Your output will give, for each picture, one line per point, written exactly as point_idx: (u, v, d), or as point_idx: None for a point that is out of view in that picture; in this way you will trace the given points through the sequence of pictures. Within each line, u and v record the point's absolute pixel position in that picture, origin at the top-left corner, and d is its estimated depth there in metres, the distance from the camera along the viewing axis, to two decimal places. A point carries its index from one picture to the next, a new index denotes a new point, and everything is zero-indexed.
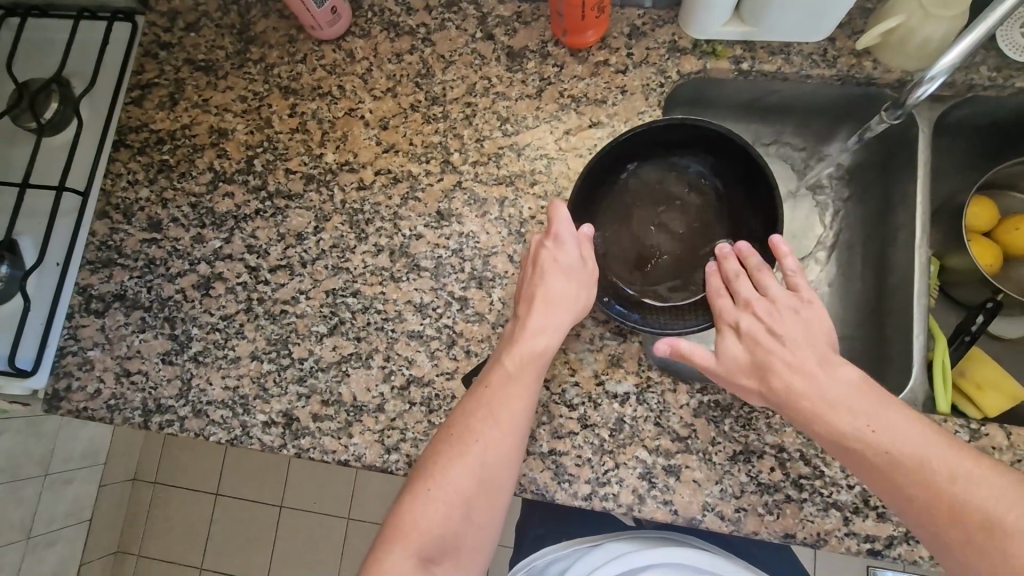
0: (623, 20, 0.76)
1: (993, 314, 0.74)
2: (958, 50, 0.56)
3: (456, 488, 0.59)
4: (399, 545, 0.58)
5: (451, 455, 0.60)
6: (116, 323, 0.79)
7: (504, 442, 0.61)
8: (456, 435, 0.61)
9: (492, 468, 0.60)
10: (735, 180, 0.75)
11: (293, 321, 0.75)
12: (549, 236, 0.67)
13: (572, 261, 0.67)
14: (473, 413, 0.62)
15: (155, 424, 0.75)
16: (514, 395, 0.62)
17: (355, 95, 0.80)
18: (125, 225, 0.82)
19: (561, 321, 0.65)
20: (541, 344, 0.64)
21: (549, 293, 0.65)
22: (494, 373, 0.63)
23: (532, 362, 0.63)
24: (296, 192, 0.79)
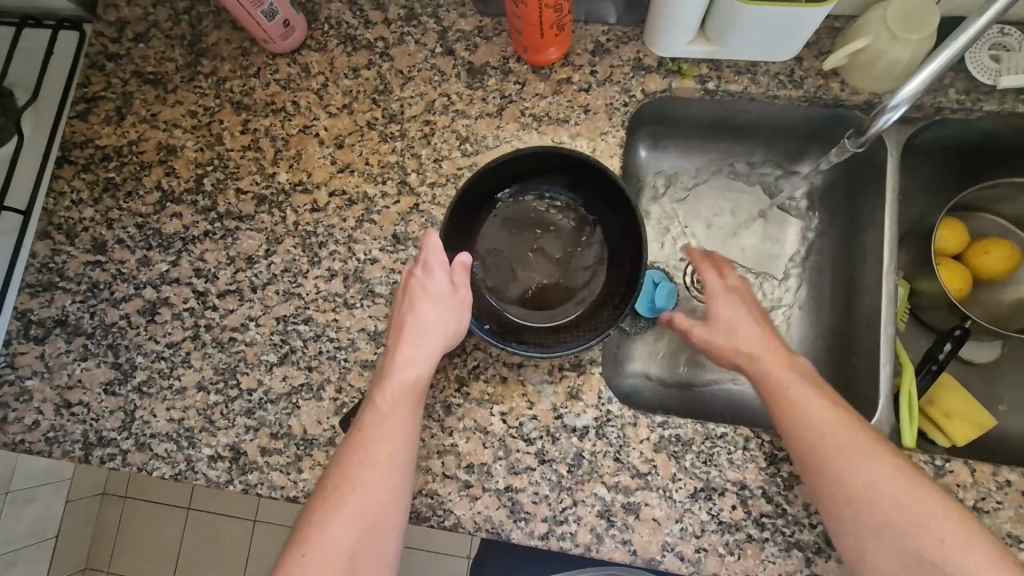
0: (587, 37, 0.74)
1: (960, 342, 0.71)
2: (919, 79, 0.54)
3: (335, 546, 0.53)
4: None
5: (326, 511, 0.55)
6: (57, 351, 0.75)
7: (382, 483, 0.56)
8: (332, 489, 0.56)
9: (374, 515, 0.55)
10: (603, 207, 0.71)
11: (241, 348, 0.72)
12: (418, 264, 0.61)
13: (442, 289, 0.61)
14: (349, 459, 0.57)
15: (96, 459, 0.72)
16: (390, 434, 0.57)
17: (309, 112, 0.77)
18: (67, 246, 0.78)
19: (434, 352, 0.61)
20: (413, 379, 0.60)
21: (418, 325, 0.60)
22: (367, 412, 0.59)
23: (405, 395, 0.59)
24: (247, 214, 0.75)
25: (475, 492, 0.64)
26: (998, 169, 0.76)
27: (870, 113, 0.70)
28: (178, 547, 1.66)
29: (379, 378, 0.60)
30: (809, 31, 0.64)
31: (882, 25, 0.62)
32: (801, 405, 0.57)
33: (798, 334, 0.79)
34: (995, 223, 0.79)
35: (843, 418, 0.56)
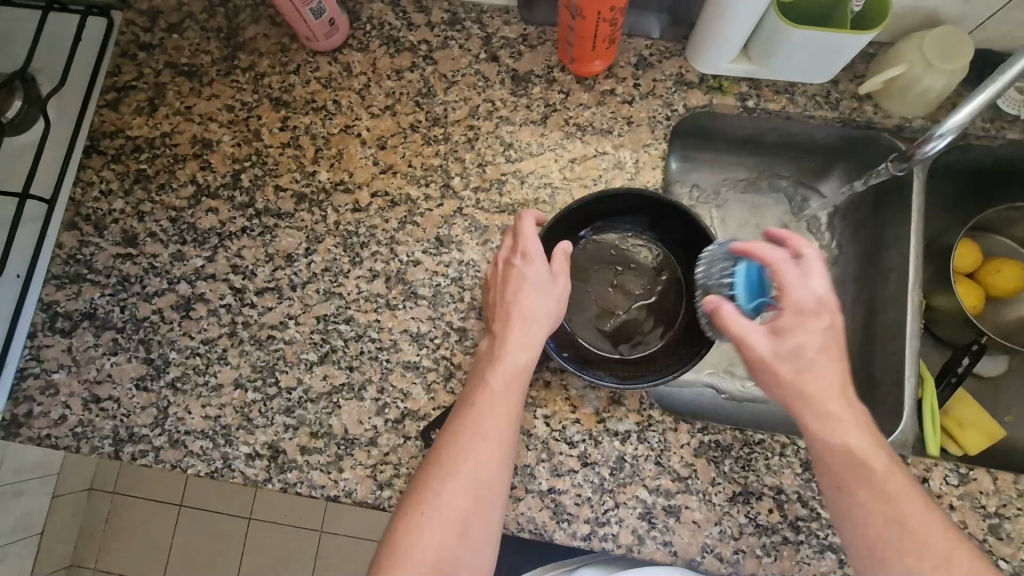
0: (630, 50, 0.75)
1: (977, 356, 0.77)
2: (966, 110, 0.59)
3: (450, 507, 0.52)
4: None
5: (437, 475, 0.53)
6: (85, 344, 0.73)
7: (498, 451, 0.55)
8: (443, 458, 0.54)
9: (486, 479, 0.54)
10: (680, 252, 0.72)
11: (280, 347, 0.72)
12: (518, 253, 0.62)
13: (546, 279, 0.62)
14: (458, 431, 0.55)
15: (127, 455, 0.70)
16: (501, 409, 0.56)
17: (351, 111, 0.77)
18: (96, 237, 0.76)
19: (543, 334, 0.60)
20: (526, 356, 0.59)
21: (526, 311, 0.60)
22: (477, 388, 0.57)
23: (515, 376, 0.58)
24: (286, 211, 0.75)
25: (519, 493, 0.66)
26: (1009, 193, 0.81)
27: (898, 137, 0.74)
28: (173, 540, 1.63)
29: (490, 358, 0.59)
30: (847, 57, 0.67)
31: (919, 53, 0.66)
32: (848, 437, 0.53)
33: None
34: (1003, 244, 0.84)
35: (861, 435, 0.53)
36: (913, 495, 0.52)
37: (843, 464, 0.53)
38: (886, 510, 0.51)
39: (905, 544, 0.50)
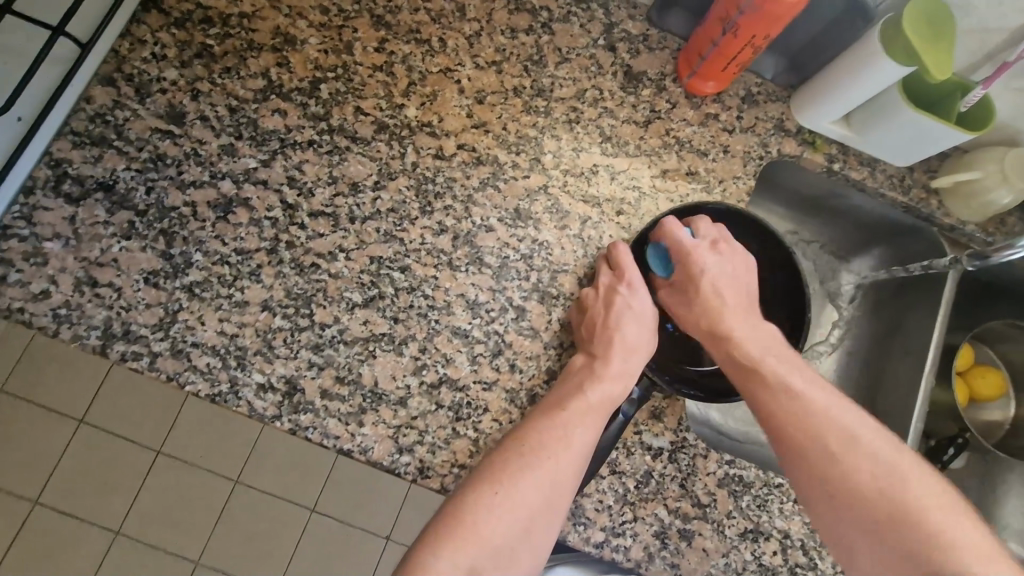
0: (741, 83, 0.76)
1: (961, 449, 0.81)
2: None
3: (523, 499, 0.53)
4: (449, 550, 0.50)
5: (519, 465, 0.55)
6: (93, 219, 0.63)
7: (574, 465, 0.56)
8: (529, 447, 0.56)
9: (560, 486, 0.55)
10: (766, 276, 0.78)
11: (323, 278, 0.65)
12: (624, 282, 0.66)
13: (644, 310, 0.66)
14: (547, 429, 0.57)
15: (115, 353, 0.61)
16: (591, 426, 0.58)
17: (455, 55, 0.72)
18: (134, 103, 0.66)
19: (640, 366, 0.64)
20: (618, 386, 0.61)
21: (625, 339, 0.63)
22: (573, 400, 0.60)
23: (609, 400, 0.60)
24: (363, 137, 0.69)
25: None
26: (1015, 310, 0.88)
27: (945, 235, 0.79)
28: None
29: (591, 375, 0.61)
30: (942, 147, 0.70)
31: (999, 166, 0.71)
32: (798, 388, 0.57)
33: None
34: (991, 356, 0.92)
35: (814, 384, 0.57)
36: (837, 402, 0.55)
37: (771, 396, 0.57)
38: (812, 430, 0.54)
39: (831, 453, 0.52)
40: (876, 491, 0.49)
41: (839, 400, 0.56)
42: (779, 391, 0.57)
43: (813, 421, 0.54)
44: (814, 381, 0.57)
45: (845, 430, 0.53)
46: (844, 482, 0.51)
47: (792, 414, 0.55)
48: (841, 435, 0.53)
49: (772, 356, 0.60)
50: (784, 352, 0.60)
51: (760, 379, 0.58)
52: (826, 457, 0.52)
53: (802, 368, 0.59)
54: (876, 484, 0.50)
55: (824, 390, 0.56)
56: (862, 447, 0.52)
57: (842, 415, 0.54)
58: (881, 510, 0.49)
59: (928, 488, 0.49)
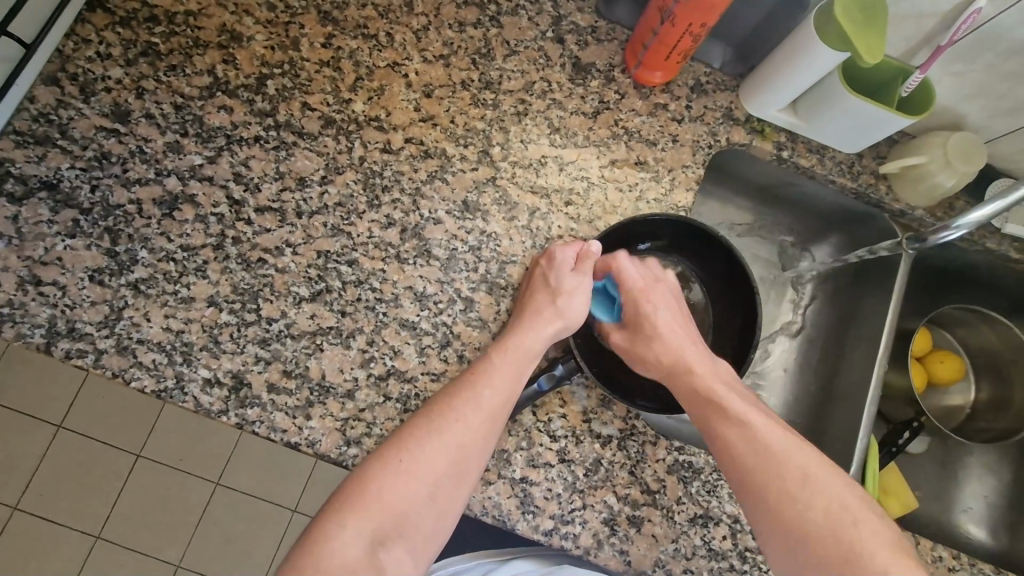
0: (689, 73, 0.77)
1: (916, 432, 0.82)
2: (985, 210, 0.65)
3: (428, 462, 0.56)
4: (354, 519, 0.53)
5: (428, 430, 0.58)
6: (37, 218, 0.63)
7: (483, 428, 0.58)
8: (438, 412, 0.59)
9: (468, 449, 0.57)
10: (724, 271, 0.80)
11: (270, 273, 0.65)
12: (544, 254, 0.67)
13: (570, 280, 0.67)
14: (458, 393, 0.60)
15: (59, 351, 0.61)
16: (500, 385, 0.60)
17: (403, 49, 0.73)
18: (79, 102, 0.66)
19: (556, 334, 0.65)
20: (535, 344, 0.64)
21: (539, 306, 0.65)
22: (482, 364, 0.62)
23: (520, 361, 0.62)
24: (309, 132, 0.69)
25: (490, 477, 0.64)
26: (973, 295, 0.89)
27: (896, 221, 0.80)
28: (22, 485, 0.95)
29: (501, 340, 0.63)
30: (887, 132, 0.71)
31: (941, 152, 0.72)
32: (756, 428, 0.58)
33: (778, 396, 0.89)
34: (949, 342, 0.93)
35: (774, 425, 0.58)
36: (800, 448, 0.56)
37: (732, 434, 0.58)
38: (790, 494, 0.53)
39: (804, 520, 0.51)
40: (844, 555, 0.48)
41: (798, 443, 0.57)
42: (761, 452, 0.56)
43: (792, 485, 0.53)
44: (794, 443, 0.56)
45: (826, 500, 0.52)
46: (799, 527, 0.51)
47: (775, 477, 0.54)
48: (797, 477, 0.53)
49: (735, 393, 0.61)
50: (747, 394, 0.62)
51: (722, 414, 0.59)
52: (804, 523, 0.51)
53: (785, 430, 0.58)
54: (832, 530, 0.50)
55: (803, 454, 0.55)
56: (843, 516, 0.50)
57: (820, 482, 0.53)
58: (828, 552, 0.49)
59: (880, 537, 0.49)
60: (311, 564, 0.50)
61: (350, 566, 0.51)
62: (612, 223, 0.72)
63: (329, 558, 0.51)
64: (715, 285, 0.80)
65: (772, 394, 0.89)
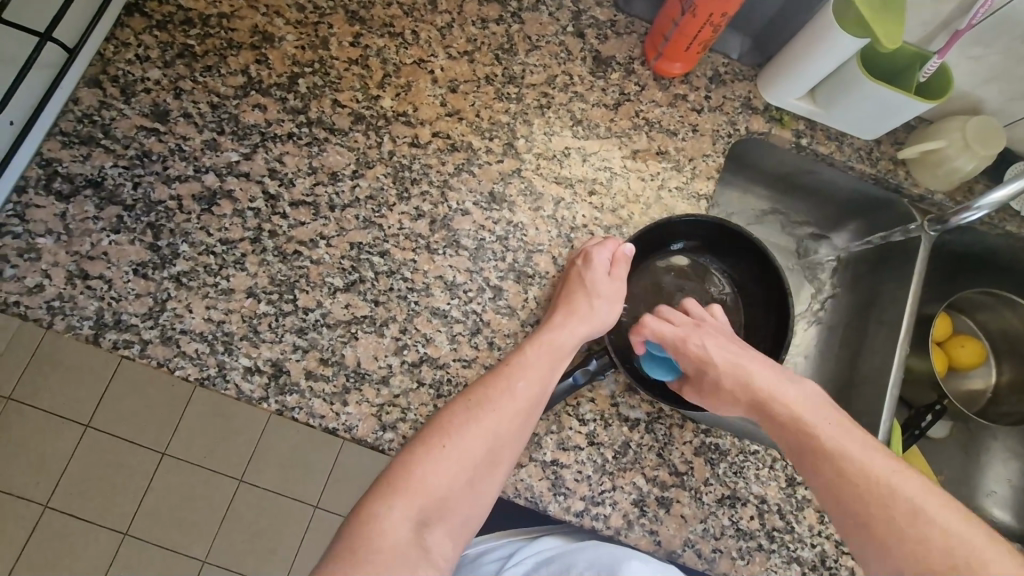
0: (708, 64, 0.78)
1: (938, 416, 0.83)
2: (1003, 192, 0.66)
3: (468, 450, 0.58)
4: (400, 500, 0.55)
5: (464, 419, 0.59)
6: (83, 215, 0.66)
7: (522, 418, 0.60)
8: (474, 401, 0.60)
9: (504, 438, 0.59)
10: (747, 272, 0.81)
11: (306, 265, 0.68)
12: (580, 253, 0.69)
13: (602, 276, 0.68)
14: (494, 384, 0.61)
15: (107, 342, 0.63)
16: (535, 378, 0.62)
17: (428, 46, 0.75)
18: (120, 103, 0.69)
19: (589, 330, 0.67)
20: (568, 342, 0.65)
21: (574, 301, 0.66)
22: (516, 355, 0.63)
23: (554, 354, 0.64)
24: (341, 128, 0.71)
25: (522, 460, 0.66)
26: (993, 279, 0.90)
27: (916, 206, 0.81)
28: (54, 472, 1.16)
29: (536, 332, 0.65)
30: (907, 117, 0.72)
31: (960, 135, 0.73)
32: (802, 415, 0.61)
33: None
34: (969, 327, 0.94)
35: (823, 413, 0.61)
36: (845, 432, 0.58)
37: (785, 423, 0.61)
38: (868, 492, 0.53)
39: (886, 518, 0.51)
40: (913, 530, 0.49)
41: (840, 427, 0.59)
42: (833, 453, 0.56)
43: (865, 482, 0.53)
44: (869, 445, 0.57)
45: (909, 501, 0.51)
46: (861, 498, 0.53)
47: (853, 481, 0.54)
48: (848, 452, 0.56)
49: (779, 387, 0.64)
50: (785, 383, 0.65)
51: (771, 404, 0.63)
52: (894, 530, 0.50)
53: (862, 436, 0.58)
54: (887, 496, 0.52)
55: (879, 455, 0.55)
56: (930, 518, 0.50)
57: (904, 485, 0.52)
58: (883, 514, 0.51)
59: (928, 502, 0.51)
60: (360, 542, 0.52)
61: (397, 546, 0.53)
62: (635, 211, 0.74)
63: (379, 538, 0.52)
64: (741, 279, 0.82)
65: None
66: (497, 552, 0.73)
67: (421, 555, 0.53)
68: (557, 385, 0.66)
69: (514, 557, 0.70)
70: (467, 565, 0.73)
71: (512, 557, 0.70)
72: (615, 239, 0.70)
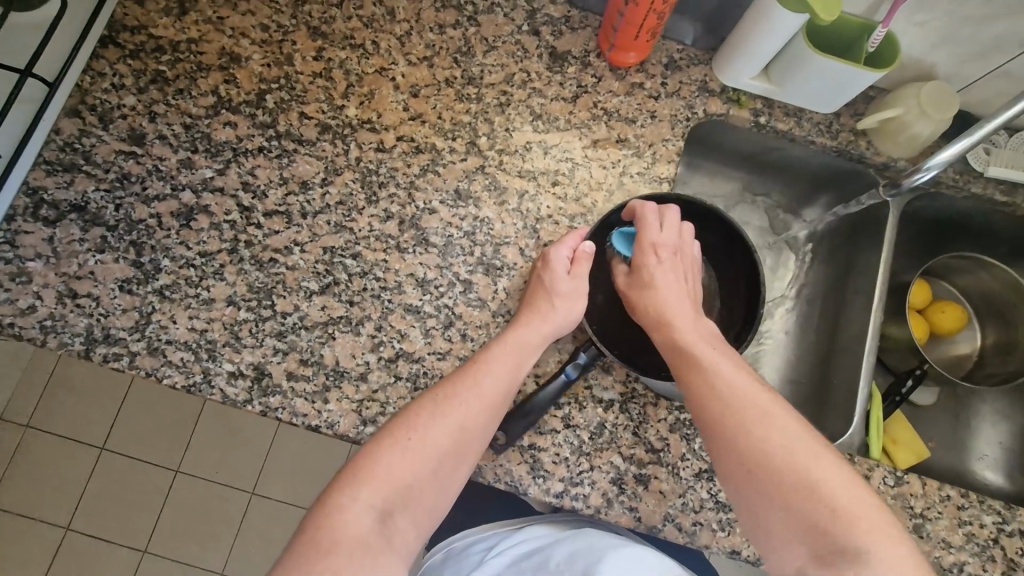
0: (663, 51, 0.80)
1: (919, 380, 0.84)
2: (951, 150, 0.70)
3: (433, 442, 0.60)
4: (364, 492, 0.57)
5: (433, 415, 0.61)
6: (69, 237, 0.70)
7: (488, 413, 0.63)
8: (441, 398, 0.62)
9: (468, 431, 0.61)
10: (719, 249, 0.82)
11: (281, 271, 0.70)
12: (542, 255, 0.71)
13: (564, 276, 0.70)
14: (462, 381, 0.63)
15: (97, 356, 0.67)
16: (500, 373, 0.64)
17: (389, 55, 0.78)
18: (99, 130, 0.73)
19: (557, 330, 0.69)
20: (532, 339, 0.67)
21: (540, 300, 0.68)
22: (483, 353, 0.66)
23: (522, 351, 0.66)
24: (308, 139, 0.74)
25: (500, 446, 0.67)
26: (970, 243, 0.90)
27: (881, 175, 0.82)
28: (78, 493, 1.30)
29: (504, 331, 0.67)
30: (860, 89, 0.73)
31: (915, 101, 0.74)
32: (721, 376, 0.62)
33: (781, 357, 0.90)
34: (950, 292, 0.94)
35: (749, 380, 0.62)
36: (770, 403, 0.59)
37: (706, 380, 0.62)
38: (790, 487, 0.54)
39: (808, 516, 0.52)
40: (811, 496, 0.53)
41: (763, 393, 0.60)
42: (750, 440, 0.57)
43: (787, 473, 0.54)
44: (776, 414, 0.58)
45: (815, 481, 0.53)
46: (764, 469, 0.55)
47: (753, 448, 0.56)
48: (759, 417, 0.58)
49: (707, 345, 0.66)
50: (716, 344, 0.66)
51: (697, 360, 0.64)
52: (796, 496, 0.53)
53: (775, 406, 0.59)
54: (793, 468, 0.54)
55: (783, 414, 0.58)
56: (826, 494, 0.52)
57: (793, 445, 0.56)
58: (789, 480, 0.54)
59: (835, 471, 0.54)
60: (325, 531, 0.54)
61: (361, 534, 0.55)
62: (598, 199, 0.76)
63: (342, 528, 0.54)
64: (715, 254, 0.83)
65: (775, 355, 0.91)
66: (482, 543, 0.75)
67: (386, 544, 0.55)
68: (549, 383, 0.68)
69: (496, 548, 0.72)
70: (453, 558, 0.75)
71: (495, 547, 0.72)
72: (577, 234, 0.72)
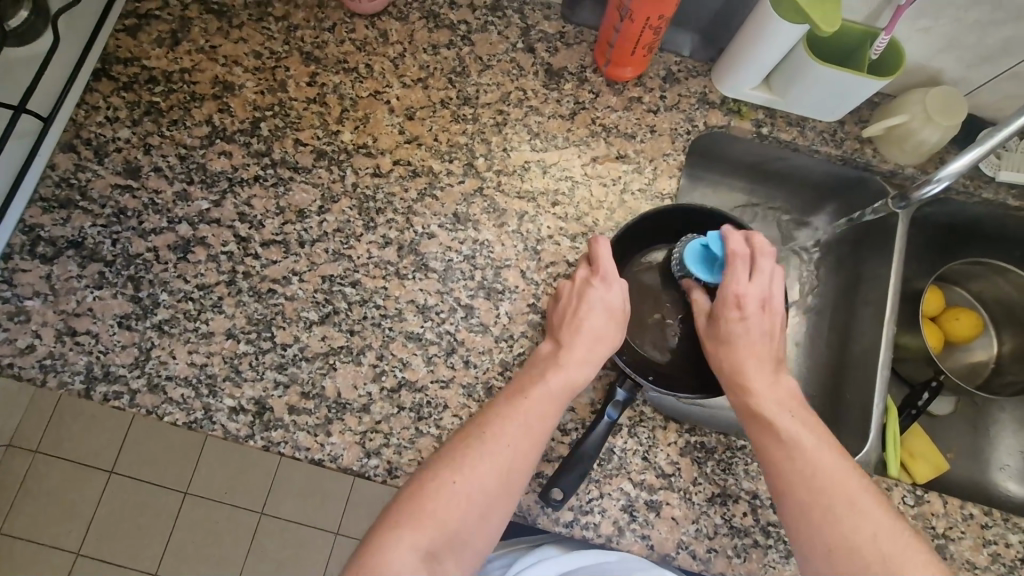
0: (660, 63, 0.79)
1: (934, 392, 0.82)
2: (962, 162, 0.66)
3: (478, 482, 0.58)
4: (411, 531, 0.55)
5: (481, 454, 0.59)
6: (67, 274, 0.69)
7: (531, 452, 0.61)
8: (488, 435, 0.60)
9: (516, 467, 0.60)
10: None
11: (281, 302, 0.69)
12: (595, 275, 0.68)
13: (611, 301, 0.68)
14: (507, 418, 0.61)
15: (98, 395, 0.66)
16: (546, 411, 0.62)
17: (383, 77, 0.77)
18: (94, 164, 0.72)
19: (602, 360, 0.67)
20: (578, 377, 0.65)
21: (588, 330, 0.66)
22: (533, 387, 0.63)
23: (568, 387, 0.64)
24: (304, 166, 0.73)
25: None
26: (983, 248, 0.88)
27: (889, 183, 0.80)
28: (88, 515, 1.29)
29: (551, 362, 0.65)
30: (864, 97, 0.72)
31: (921, 108, 0.72)
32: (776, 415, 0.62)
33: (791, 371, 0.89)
34: (965, 297, 0.92)
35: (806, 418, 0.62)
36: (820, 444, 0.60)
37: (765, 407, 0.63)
38: (849, 529, 0.54)
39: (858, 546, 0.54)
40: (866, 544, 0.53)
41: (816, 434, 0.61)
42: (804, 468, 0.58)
43: (843, 512, 0.55)
44: (825, 453, 0.59)
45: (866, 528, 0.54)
46: (816, 503, 0.56)
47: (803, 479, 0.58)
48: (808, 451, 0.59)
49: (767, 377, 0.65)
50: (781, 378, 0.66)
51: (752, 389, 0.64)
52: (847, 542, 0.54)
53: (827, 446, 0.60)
54: (852, 511, 0.55)
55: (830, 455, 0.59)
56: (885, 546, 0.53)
57: (847, 486, 0.57)
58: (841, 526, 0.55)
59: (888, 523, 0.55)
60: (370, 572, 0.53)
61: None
62: (600, 217, 0.74)
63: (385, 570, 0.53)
64: None
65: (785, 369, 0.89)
66: (499, 561, 0.74)
67: None
68: (595, 430, 0.65)
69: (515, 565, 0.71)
70: None
71: (512, 565, 0.71)
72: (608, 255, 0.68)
